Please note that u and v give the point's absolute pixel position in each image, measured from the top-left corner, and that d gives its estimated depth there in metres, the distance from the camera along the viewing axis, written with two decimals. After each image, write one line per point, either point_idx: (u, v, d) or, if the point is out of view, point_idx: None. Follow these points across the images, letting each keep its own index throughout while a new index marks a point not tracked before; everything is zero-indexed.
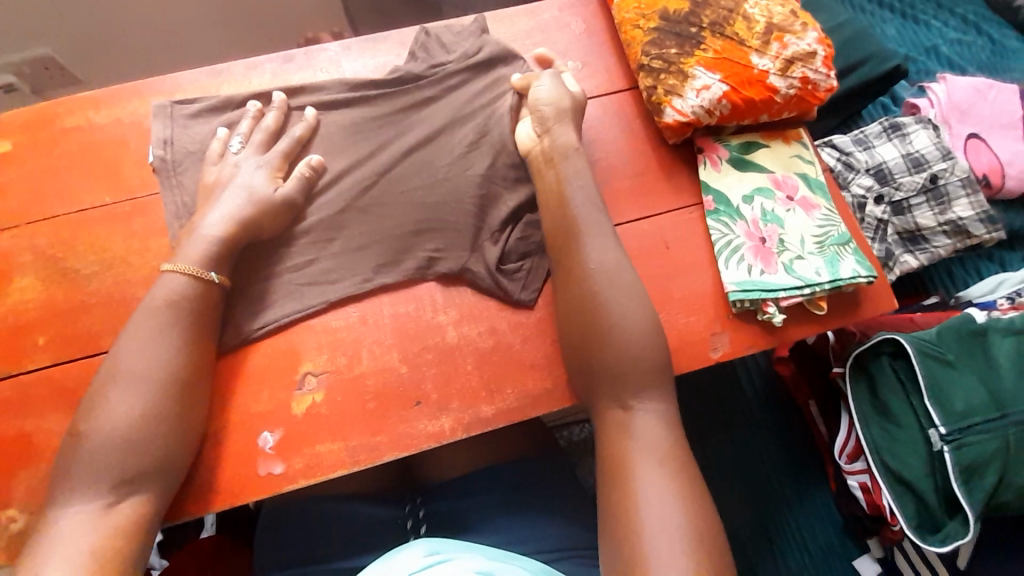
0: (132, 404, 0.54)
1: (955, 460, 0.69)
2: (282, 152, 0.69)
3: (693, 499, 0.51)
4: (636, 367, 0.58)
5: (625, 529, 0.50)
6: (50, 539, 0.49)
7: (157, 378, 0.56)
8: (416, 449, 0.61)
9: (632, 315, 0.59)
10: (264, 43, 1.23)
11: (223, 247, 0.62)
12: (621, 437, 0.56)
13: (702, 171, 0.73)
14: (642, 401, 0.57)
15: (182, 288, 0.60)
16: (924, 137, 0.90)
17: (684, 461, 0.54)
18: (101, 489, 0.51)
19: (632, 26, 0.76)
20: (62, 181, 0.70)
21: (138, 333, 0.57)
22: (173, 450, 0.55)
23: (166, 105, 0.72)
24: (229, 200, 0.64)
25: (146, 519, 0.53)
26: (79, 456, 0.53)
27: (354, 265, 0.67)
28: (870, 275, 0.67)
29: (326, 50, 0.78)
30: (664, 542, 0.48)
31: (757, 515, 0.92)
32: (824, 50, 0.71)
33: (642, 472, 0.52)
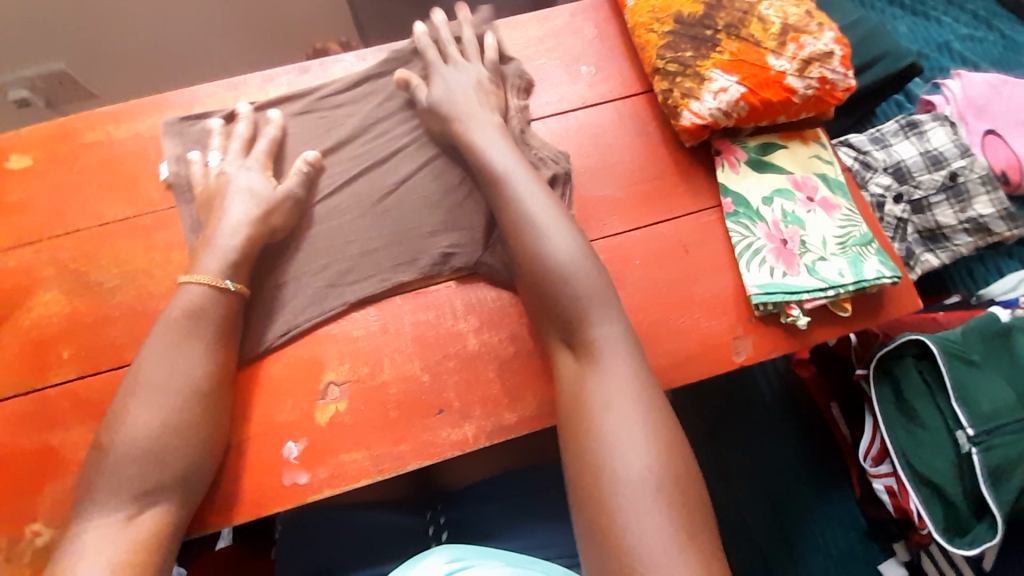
0: (156, 416, 0.55)
1: (984, 461, 0.68)
2: (263, 154, 0.69)
3: (658, 430, 0.49)
4: (599, 298, 0.57)
5: (586, 470, 0.49)
6: (76, 553, 0.49)
7: (181, 390, 0.56)
8: (440, 457, 0.61)
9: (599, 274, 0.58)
10: (273, 55, 1.24)
11: (242, 254, 0.62)
12: (589, 377, 0.54)
13: (720, 173, 0.72)
14: (601, 327, 0.56)
15: (201, 299, 0.60)
16: (941, 134, 0.89)
17: (648, 394, 0.52)
18: (124, 501, 0.52)
19: (647, 30, 0.76)
20: (84, 195, 0.71)
21: (162, 346, 0.58)
22: (196, 461, 0.55)
23: (174, 123, 0.73)
24: (237, 202, 0.65)
25: (169, 530, 0.53)
26: (104, 468, 0.53)
27: (371, 263, 0.68)
28: (895, 275, 0.66)
29: (341, 61, 0.78)
30: (629, 477, 0.47)
31: (777, 520, 0.91)
32: (841, 49, 0.71)
33: (611, 415, 0.50)
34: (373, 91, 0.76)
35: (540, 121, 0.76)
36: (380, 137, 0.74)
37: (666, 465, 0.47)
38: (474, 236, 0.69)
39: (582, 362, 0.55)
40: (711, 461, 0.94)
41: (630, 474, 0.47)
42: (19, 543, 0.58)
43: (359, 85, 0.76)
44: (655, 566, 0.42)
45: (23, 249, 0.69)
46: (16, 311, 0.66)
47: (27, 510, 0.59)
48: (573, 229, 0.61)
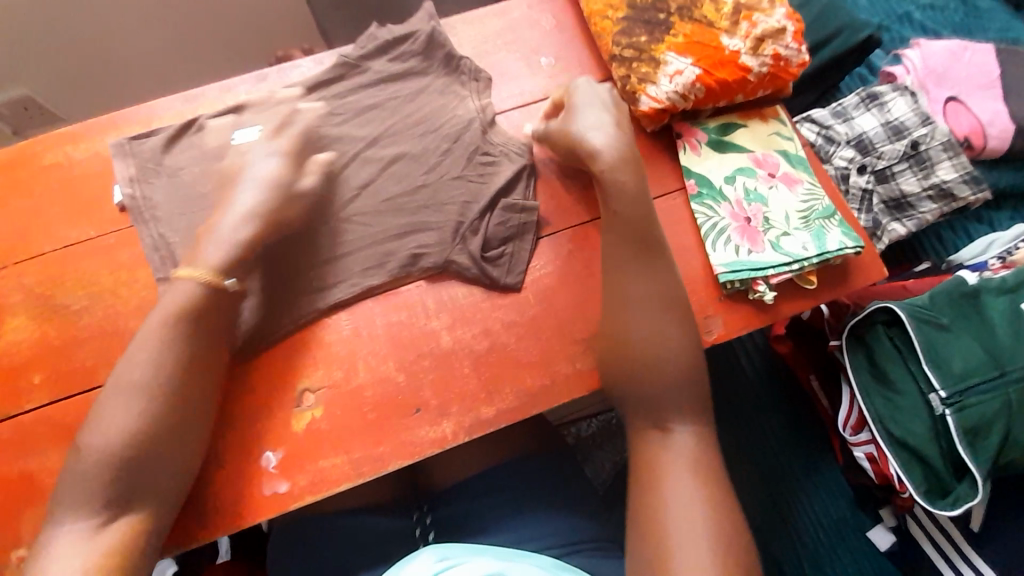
0: (132, 416, 0.54)
1: (958, 422, 0.69)
2: (294, 138, 0.69)
3: (721, 505, 0.53)
4: (669, 371, 0.59)
5: (653, 538, 0.51)
6: (48, 557, 0.50)
7: (158, 389, 0.56)
8: (420, 456, 0.61)
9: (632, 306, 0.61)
10: (239, 63, 1.22)
11: (242, 250, 0.63)
12: (656, 450, 0.57)
13: (683, 156, 0.73)
14: (682, 401, 0.59)
15: (194, 295, 0.60)
16: (902, 104, 0.90)
17: (716, 476, 0.55)
18: (94, 509, 0.52)
19: (601, 18, 0.76)
20: (47, 219, 0.70)
21: (143, 345, 0.57)
22: (175, 464, 0.56)
23: (123, 143, 0.72)
24: (246, 195, 0.65)
25: (144, 537, 0.53)
26: (79, 471, 0.53)
27: (340, 270, 0.68)
28: (857, 245, 0.67)
29: (299, 66, 0.78)
30: (693, 547, 0.50)
31: (770, 494, 0.92)
32: (793, 25, 0.71)
33: (673, 483, 0.54)
34: (327, 96, 0.75)
35: (502, 115, 0.76)
36: (339, 140, 0.73)
37: (726, 540, 0.50)
38: (444, 234, 0.69)
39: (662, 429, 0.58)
40: None
41: (692, 542, 0.50)
42: (4, 568, 0.58)
43: (312, 87, 0.75)
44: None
45: None
46: None
47: (11, 537, 0.59)
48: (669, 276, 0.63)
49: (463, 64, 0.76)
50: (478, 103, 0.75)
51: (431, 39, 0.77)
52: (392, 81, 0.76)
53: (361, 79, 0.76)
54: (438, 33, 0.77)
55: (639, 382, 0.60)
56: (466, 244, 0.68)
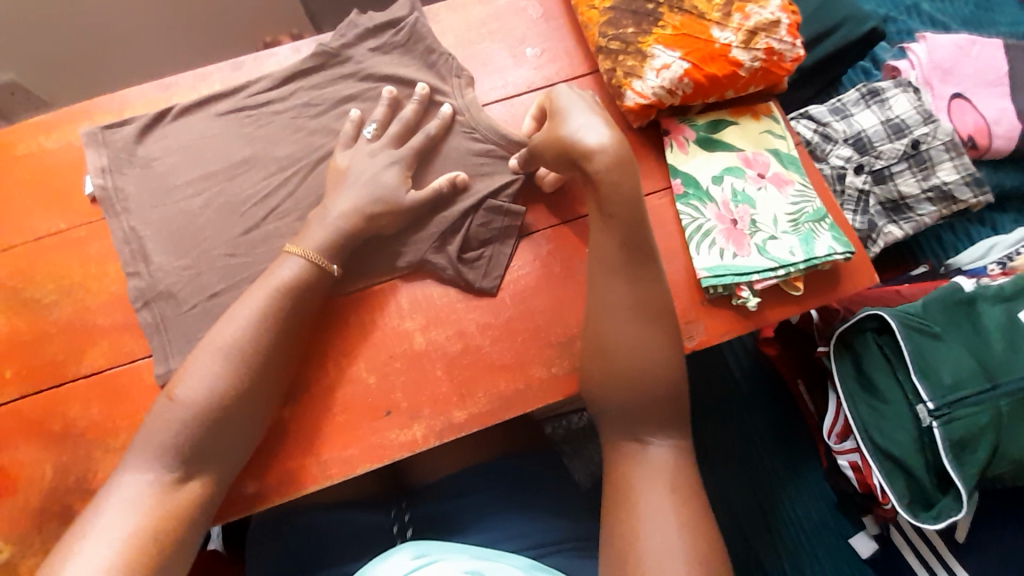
0: (224, 376, 0.54)
1: (945, 434, 0.67)
2: (414, 149, 0.67)
3: (696, 521, 0.51)
4: (650, 381, 0.57)
5: (626, 553, 0.50)
6: (112, 507, 0.49)
7: (253, 358, 0.55)
8: (390, 459, 0.60)
9: (609, 310, 0.59)
10: (229, 48, 1.19)
11: (345, 238, 0.62)
12: (629, 465, 0.55)
13: (669, 153, 0.70)
14: (660, 406, 0.57)
15: (300, 273, 0.59)
16: (904, 101, 0.87)
17: (693, 487, 0.54)
18: (173, 466, 0.51)
19: (588, 7, 0.73)
20: (18, 210, 0.68)
21: (244, 308, 0.57)
22: (244, 434, 0.55)
23: (96, 133, 0.70)
24: (359, 188, 0.63)
25: (201, 504, 0.52)
26: (168, 424, 0.52)
27: (376, 265, 0.66)
28: (847, 251, 0.65)
29: (276, 54, 0.75)
30: (668, 563, 0.48)
31: (752, 497, 0.91)
32: (788, 17, 0.68)
33: (648, 500, 0.52)
34: (305, 87, 0.73)
35: (485, 108, 0.74)
36: (312, 132, 0.71)
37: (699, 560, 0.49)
38: (422, 232, 0.66)
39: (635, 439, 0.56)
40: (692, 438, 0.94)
41: (664, 559, 0.48)
42: None
43: (291, 77, 0.73)
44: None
45: None
46: None
47: None
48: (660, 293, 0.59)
49: (444, 58, 0.73)
50: (457, 101, 0.71)
51: (415, 29, 0.74)
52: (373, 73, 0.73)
53: (340, 71, 0.73)
54: (419, 27, 0.74)
55: (615, 390, 0.58)
56: (444, 244, 0.67)
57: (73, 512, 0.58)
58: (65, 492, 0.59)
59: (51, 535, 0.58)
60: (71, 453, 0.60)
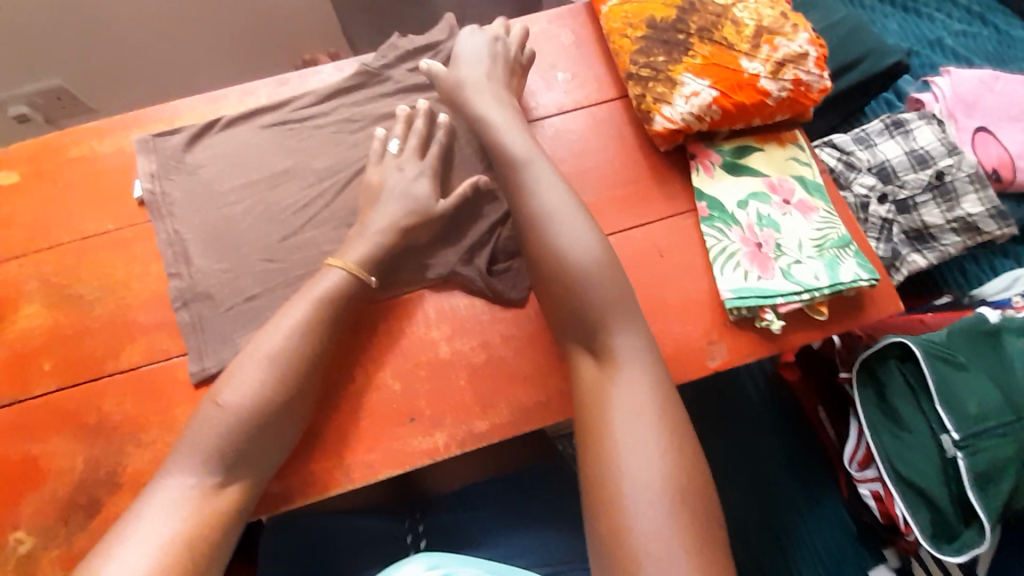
0: (267, 383, 0.57)
1: (970, 467, 0.67)
2: (437, 157, 0.70)
3: (675, 444, 0.49)
4: (619, 297, 0.57)
5: (604, 485, 0.48)
6: (153, 511, 0.51)
7: (292, 368, 0.58)
8: (411, 465, 0.61)
9: (573, 223, 0.60)
10: (267, 61, 1.24)
11: (383, 253, 0.65)
12: (601, 382, 0.54)
13: (695, 177, 0.72)
14: (627, 331, 0.56)
15: (342, 286, 0.62)
16: (928, 133, 0.88)
17: (665, 394, 0.53)
18: (213, 471, 0.53)
19: (620, 36, 0.76)
20: (67, 210, 0.72)
21: (288, 318, 0.60)
22: (281, 443, 0.57)
23: (147, 140, 0.74)
24: (396, 205, 0.66)
25: (237, 510, 0.54)
26: (213, 429, 0.54)
27: (407, 277, 0.68)
28: (872, 278, 0.65)
29: (319, 72, 0.79)
30: (640, 464, 0.48)
31: (768, 520, 0.90)
32: (816, 50, 0.70)
33: (618, 408, 0.52)
34: (344, 105, 0.76)
35: None
36: (349, 145, 0.74)
37: (679, 476, 0.47)
38: (455, 247, 0.69)
39: (604, 367, 0.55)
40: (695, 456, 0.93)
41: (643, 481, 0.47)
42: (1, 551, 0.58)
43: (332, 94, 0.76)
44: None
45: (8, 263, 0.70)
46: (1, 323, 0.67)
47: (10, 519, 0.59)
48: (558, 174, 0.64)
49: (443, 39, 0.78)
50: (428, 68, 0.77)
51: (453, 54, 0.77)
52: (409, 94, 0.77)
53: (379, 91, 0.77)
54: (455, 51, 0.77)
55: None
56: (473, 258, 0.69)
57: (100, 504, 0.60)
58: (95, 484, 0.60)
59: (77, 526, 0.59)
60: (104, 446, 0.62)
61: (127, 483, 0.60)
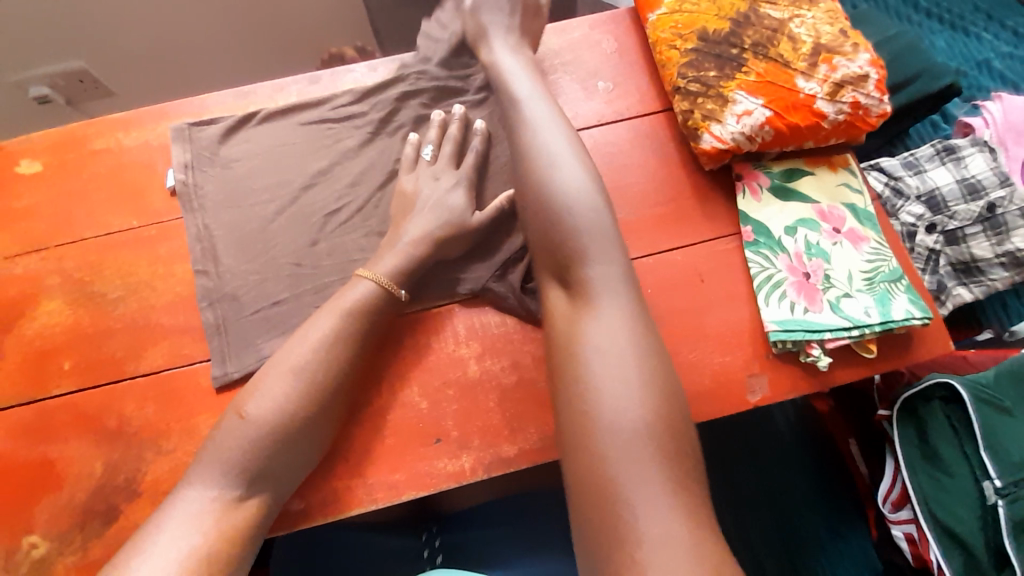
0: (290, 398, 0.54)
1: (1011, 515, 0.64)
2: (472, 167, 0.68)
3: (652, 378, 0.47)
4: (600, 233, 0.54)
5: (581, 436, 0.46)
6: (172, 525, 0.48)
7: (321, 380, 0.55)
8: (435, 488, 0.59)
9: (557, 158, 0.58)
10: (291, 52, 1.21)
11: (414, 265, 0.62)
12: (575, 321, 0.52)
13: (741, 200, 0.69)
14: (600, 260, 0.53)
15: (371, 298, 0.60)
16: (980, 161, 0.84)
17: (646, 329, 0.50)
18: (237, 484, 0.51)
19: (668, 46, 0.72)
20: (91, 203, 0.70)
21: (316, 329, 0.58)
22: (302, 457, 0.55)
23: (184, 128, 0.72)
24: (428, 216, 0.64)
25: (253, 525, 0.51)
26: (235, 433, 0.53)
27: (437, 290, 0.66)
28: (925, 316, 0.63)
29: (353, 71, 0.76)
30: (617, 404, 0.46)
31: (790, 557, 0.87)
32: (877, 72, 0.66)
33: (592, 346, 0.49)
34: (378, 105, 0.73)
35: None
36: (383, 148, 0.71)
37: (655, 412, 0.45)
38: (488, 260, 0.66)
39: (576, 303, 0.53)
40: (713, 487, 0.91)
41: (618, 424, 0.45)
42: (13, 555, 0.57)
43: (367, 95, 0.74)
44: (647, 524, 0.41)
45: (29, 256, 0.68)
46: (22, 318, 0.65)
47: (24, 522, 0.58)
48: (554, 112, 0.62)
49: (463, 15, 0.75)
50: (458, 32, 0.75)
51: None
52: (446, 97, 0.74)
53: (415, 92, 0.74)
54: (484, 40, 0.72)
55: None
56: (506, 274, 0.66)
57: (118, 511, 0.58)
58: (112, 491, 0.59)
59: (93, 534, 0.57)
60: (123, 452, 0.60)
61: (146, 491, 0.59)
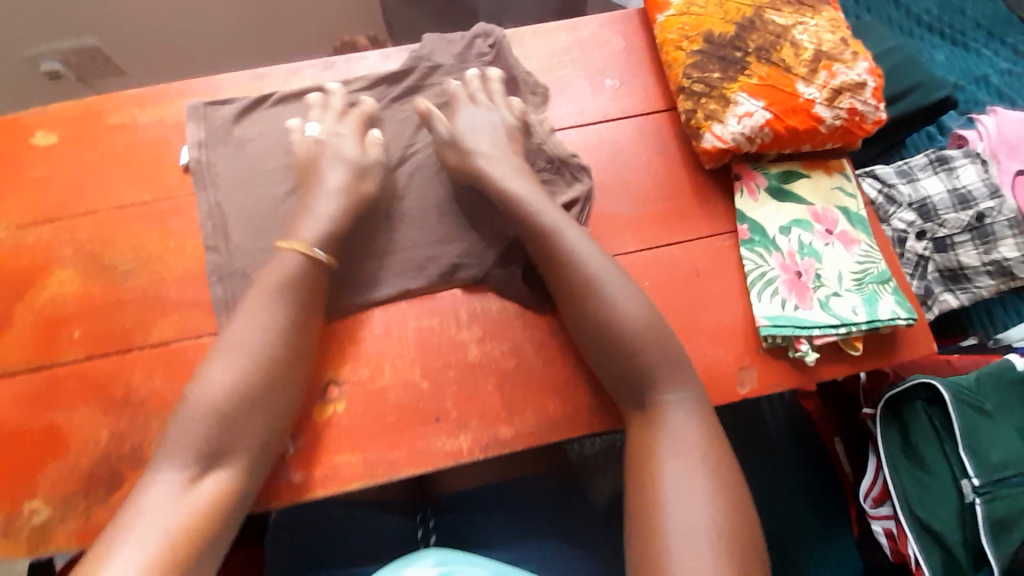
0: (232, 375, 0.55)
1: (987, 512, 0.67)
2: None
3: (721, 491, 0.52)
4: (672, 354, 0.59)
5: (652, 533, 0.50)
6: (134, 513, 0.49)
7: (260, 348, 0.57)
8: (433, 466, 0.61)
9: (616, 286, 0.61)
10: (304, 38, 1.23)
11: (335, 227, 0.64)
12: (651, 433, 0.56)
13: (739, 199, 0.71)
14: (675, 386, 0.58)
15: (297, 267, 0.61)
16: (972, 172, 0.86)
17: (720, 451, 0.55)
18: (192, 462, 0.52)
19: (674, 48, 0.74)
20: (104, 178, 0.71)
21: (254, 308, 0.59)
22: (265, 428, 0.55)
23: (198, 107, 0.73)
24: (332, 181, 0.66)
25: (232, 495, 0.53)
26: (182, 418, 0.54)
27: (396, 267, 0.68)
28: (910, 317, 0.65)
29: (366, 59, 0.78)
30: (690, 517, 0.50)
31: (776, 549, 0.89)
32: (874, 80, 0.69)
33: (669, 459, 0.54)
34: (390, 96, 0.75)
35: (560, 133, 0.75)
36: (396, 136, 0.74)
37: (724, 523, 0.50)
38: (492, 249, 0.68)
39: (652, 417, 0.58)
40: None
41: (688, 530, 0.49)
42: (15, 518, 0.58)
43: (381, 84, 0.76)
44: None
45: (42, 226, 0.69)
46: (33, 285, 0.67)
47: (28, 487, 0.59)
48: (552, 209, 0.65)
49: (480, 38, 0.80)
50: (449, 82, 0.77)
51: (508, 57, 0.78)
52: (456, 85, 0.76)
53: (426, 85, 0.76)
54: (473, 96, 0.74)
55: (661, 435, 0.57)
56: (508, 262, 0.68)
57: (122, 478, 0.60)
58: (117, 458, 0.60)
59: (97, 499, 0.59)
60: (130, 421, 0.61)
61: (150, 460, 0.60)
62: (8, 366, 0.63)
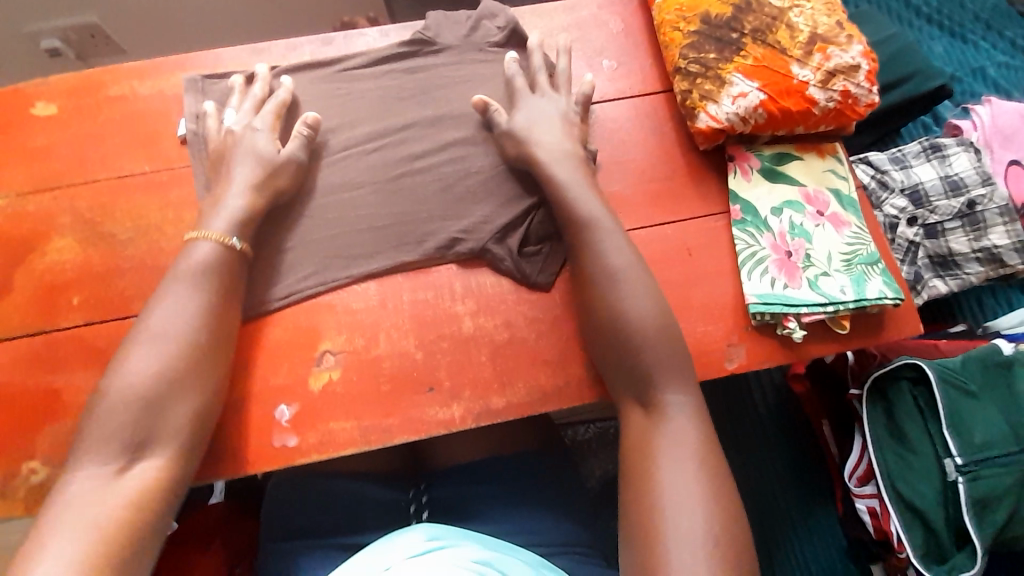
0: (152, 363, 0.55)
1: (969, 491, 0.69)
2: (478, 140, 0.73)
3: (713, 491, 0.52)
4: (672, 355, 0.60)
5: (648, 529, 0.51)
6: (61, 507, 0.49)
7: (178, 333, 0.57)
8: (426, 434, 0.62)
9: (630, 279, 0.62)
10: (304, 20, 1.23)
11: (246, 214, 0.63)
12: (649, 433, 0.57)
13: (731, 179, 0.72)
14: (668, 385, 0.59)
15: (210, 256, 0.61)
16: (964, 160, 0.87)
17: (712, 451, 0.56)
18: (118, 452, 0.52)
19: (672, 28, 0.75)
20: (104, 148, 0.72)
21: (176, 294, 0.59)
22: (191, 412, 0.56)
23: (195, 80, 0.73)
24: (242, 166, 0.65)
25: (168, 480, 0.53)
26: (103, 410, 0.53)
27: (371, 243, 0.68)
28: (897, 298, 0.66)
29: (365, 36, 0.78)
30: (685, 519, 0.50)
31: (764, 529, 0.91)
32: (867, 64, 0.70)
33: (667, 459, 0.54)
34: (389, 72, 0.76)
35: None
36: (394, 112, 0.74)
37: (718, 525, 0.50)
38: (492, 226, 0.69)
39: (653, 417, 0.58)
40: None
41: (683, 533, 0.50)
42: (13, 478, 0.60)
43: (381, 60, 0.76)
44: None
45: (43, 194, 0.70)
46: (33, 252, 0.68)
47: (27, 447, 0.60)
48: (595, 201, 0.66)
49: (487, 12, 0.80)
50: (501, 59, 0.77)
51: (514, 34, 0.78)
52: (455, 61, 0.77)
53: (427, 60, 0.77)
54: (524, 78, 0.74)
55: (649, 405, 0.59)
56: (505, 237, 0.69)
57: None
58: None
59: None
60: None
61: None
62: (8, 331, 0.64)
